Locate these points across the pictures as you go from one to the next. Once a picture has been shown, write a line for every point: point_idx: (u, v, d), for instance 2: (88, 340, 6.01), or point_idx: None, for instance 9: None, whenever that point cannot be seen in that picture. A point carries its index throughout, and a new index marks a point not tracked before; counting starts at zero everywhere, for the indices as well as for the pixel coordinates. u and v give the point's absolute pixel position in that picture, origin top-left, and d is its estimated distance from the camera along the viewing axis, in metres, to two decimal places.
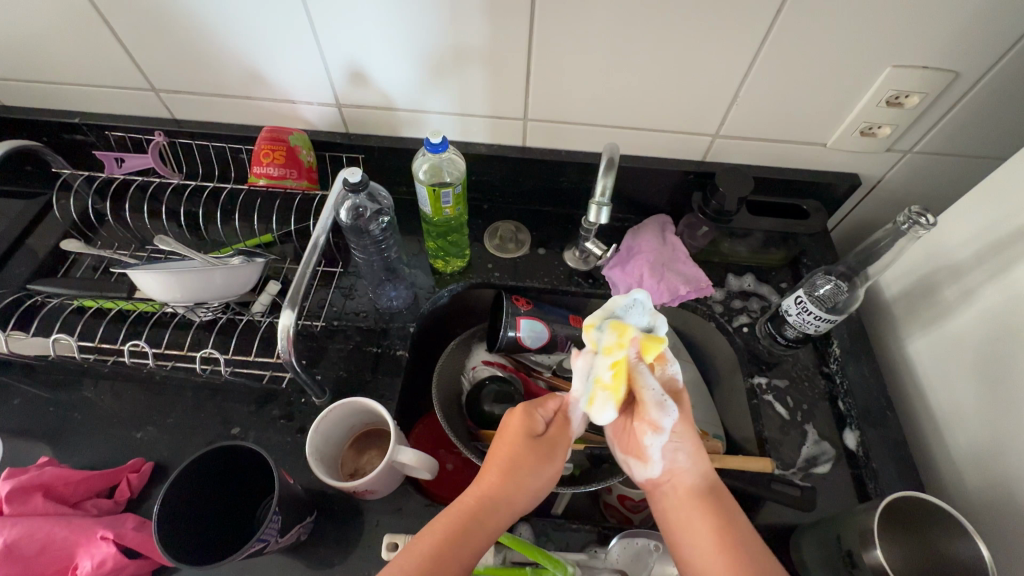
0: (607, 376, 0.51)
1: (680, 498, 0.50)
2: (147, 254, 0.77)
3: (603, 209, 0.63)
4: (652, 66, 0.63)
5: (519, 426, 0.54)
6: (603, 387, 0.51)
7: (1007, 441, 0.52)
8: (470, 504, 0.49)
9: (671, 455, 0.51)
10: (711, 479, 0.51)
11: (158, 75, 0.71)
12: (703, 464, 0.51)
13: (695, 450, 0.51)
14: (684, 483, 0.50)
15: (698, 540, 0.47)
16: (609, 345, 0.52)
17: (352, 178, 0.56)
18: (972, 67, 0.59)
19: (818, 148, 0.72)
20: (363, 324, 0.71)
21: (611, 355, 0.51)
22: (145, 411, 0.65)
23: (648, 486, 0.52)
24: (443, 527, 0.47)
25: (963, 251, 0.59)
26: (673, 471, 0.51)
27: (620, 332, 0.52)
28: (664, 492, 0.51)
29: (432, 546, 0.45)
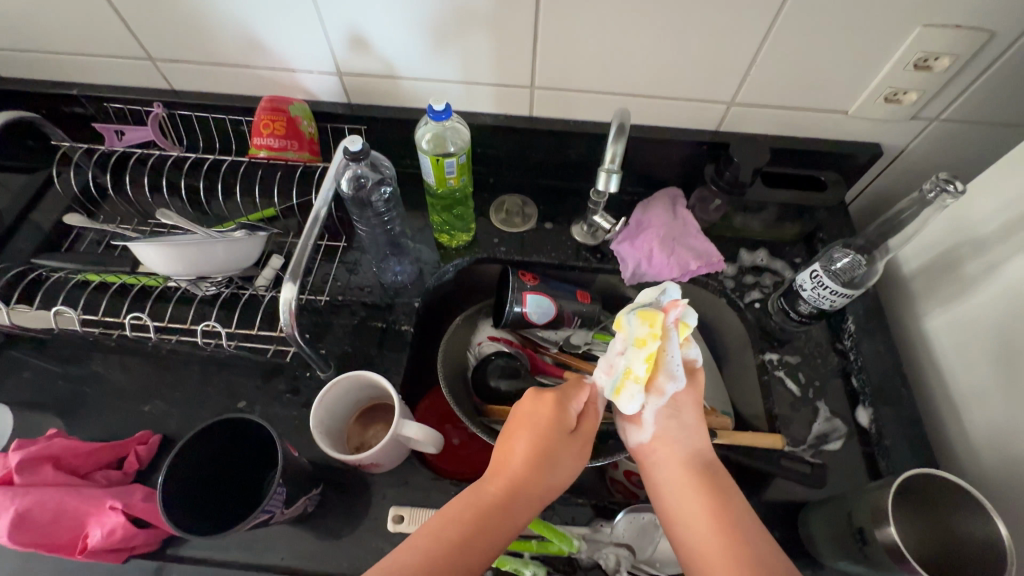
0: (639, 370, 0.51)
1: (674, 468, 0.49)
2: (150, 228, 0.76)
3: (613, 176, 0.60)
4: (666, 28, 0.60)
5: (551, 420, 0.51)
6: (634, 378, 0.51)
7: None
8: (496, 496, 0.47)
9: (666, 422, 0.51)
10: (708, 454, 0.50)
11: (153, 43, 0.69)
12: (701, 440, 0.51)
13: (693, 423, 0.52)
14: (680, 454, 0.50)
15: (693, 505, 0.47)
16: (642, 336, 0.51)
17: (353, 147, 0.54)
18: (1009, 26, 0.55)
19: (839, 116, 0.69)
20: (367, 299, 0.70)
21: (644, 347, 0.50)
22: (152, 384, 0.65)
23: (640, 454, 0.52)
24: (465, 519, 0.45)
25: (990, 224, 0.57)
26: (667, 439, 0.51)
27: (652, 323, 0.51)
28: (656, 459, 0.51)
29: (454, 540, 0.43)
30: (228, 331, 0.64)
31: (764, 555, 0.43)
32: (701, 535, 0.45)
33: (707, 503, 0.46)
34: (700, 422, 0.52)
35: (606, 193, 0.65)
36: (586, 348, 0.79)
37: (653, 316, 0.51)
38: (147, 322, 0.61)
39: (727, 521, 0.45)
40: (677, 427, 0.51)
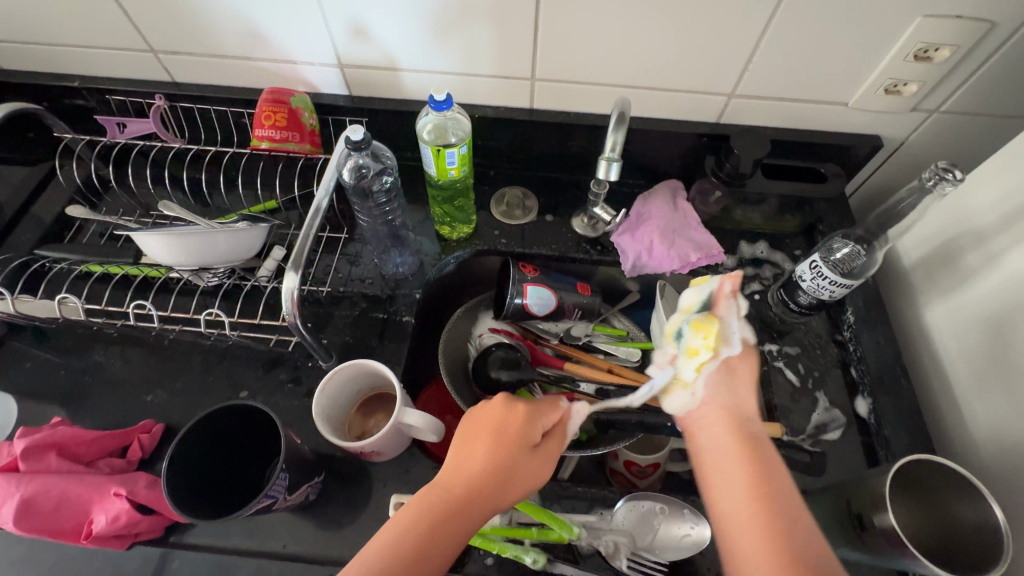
0: (688, 376, 0.53)
1: (719, 435, 0.49)
2: (152, 220, 0.77)
3: (613, 165, 0.60)
4: (666, 19, 0.60)
5: (515, 430, 0.51)
6: (683, 384, 0.53)
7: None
8: (451, 502, 0.46)
9: (722, 392, 0.51)
10: (757, 428, 0.49)
11: (154, 34, 0.69)
12: (752, 414, 0.50)
13: (747, 396, 0.51)
14: (728, 422, 0.49)
15: (735, 471, 0.45)
16: (695, 348, 0.53)
17: (354, 136, 0.54)
18: (1010, 16, 0.55)
19: (839, 108, 0.69)
20: (368, 290, 0.70)
21: (697, 357, 0.53)
22: (154, 374, 0.66)
23: (687, 424, 0.52)
24: (420, 526, 0.44)
25: (989, 214, 0.57)
26: (720, 406, 0.50)
27: (706, 334, 0.52)
28: (705, 422, 0.50)
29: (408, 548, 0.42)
30: (230, 321, 0.65)
31: (800, 524, 0.41)
32: (738, 501, 0.44)
33: (749, 472, 0.45)
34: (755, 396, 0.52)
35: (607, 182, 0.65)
36: (587, 341, 0.77)
37: (708, 328, 0.52)
38: (150, 312, 0.62)
39: (766, 491, 0.43)
40: (731, 398, 0.51)
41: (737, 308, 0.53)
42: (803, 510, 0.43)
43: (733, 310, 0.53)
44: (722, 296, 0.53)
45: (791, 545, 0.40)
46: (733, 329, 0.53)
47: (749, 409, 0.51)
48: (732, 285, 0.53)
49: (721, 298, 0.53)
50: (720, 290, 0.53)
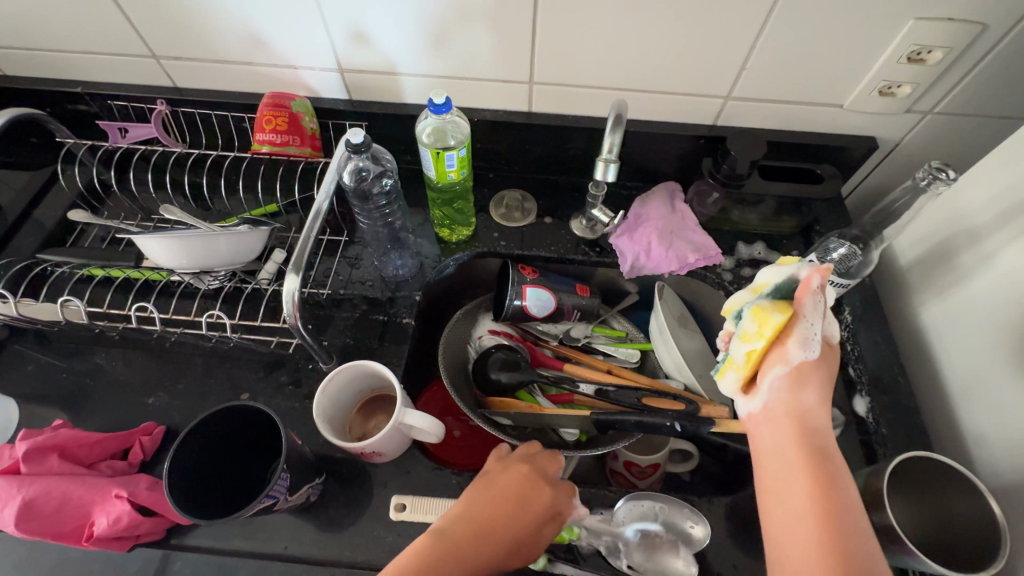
0: (739, 360, 0.49)
1: (779, 439, 0.46)
2: (153, 224, 0.77)
3: (611, 166, 0.61)
4: (662, 23, 0.61)
5: (534, 502, 0.51)
6: (734, 367, 0.49)
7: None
8: (451, 552, 0.45)
9: (785, 398, 0.47)
10: (825, 436, 0.45)
11: (157, 40, 0.70)
12: (820, 421, 0.46)
13: (817, 402, 0.46)
14: (791, 430, 0.46)
15: (794, 479, 0.44)
16: (747, 333, 0.48)
17: (355, 139, 0.54)
18: (1000, 19, 0.56)
19: (834, 110, 0.69)
20: (369, 293, 0.71)
21: (747, 343, 0.48)
22: (155, 377, 0.66)
23: (747, 422, 0.49)
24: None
25: (983, 214, 0.58)
26: (784, 411, 0.46)
27: (761, 321, 0.47)
28: (766, 425, 0.47)
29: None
30: (231, 323, 0.65)
31: (855, 539, 0.41)
32: (793, 511, 0.43)
33: (808, 486, 0.43)
34: (826, 399, 0.47)
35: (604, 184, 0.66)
36: (586, 342, 0.77)
37: (766, 316, 0.46)
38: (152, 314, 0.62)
39: (828, 511, 0.42)
40: (796, 402, 0.46)
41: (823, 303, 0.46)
42: (862, 529, 0.41)
43: (813, 306, 0.46)
44: (805, 289, 0.46)
45: (843, 561, 0.40)
46: (811, 326, 0.46)
47: (819, 415, 0.46)
48: (821, 278, 0.45)
49: (801, 290, 0.46)
50: (805, 281, 0.46)
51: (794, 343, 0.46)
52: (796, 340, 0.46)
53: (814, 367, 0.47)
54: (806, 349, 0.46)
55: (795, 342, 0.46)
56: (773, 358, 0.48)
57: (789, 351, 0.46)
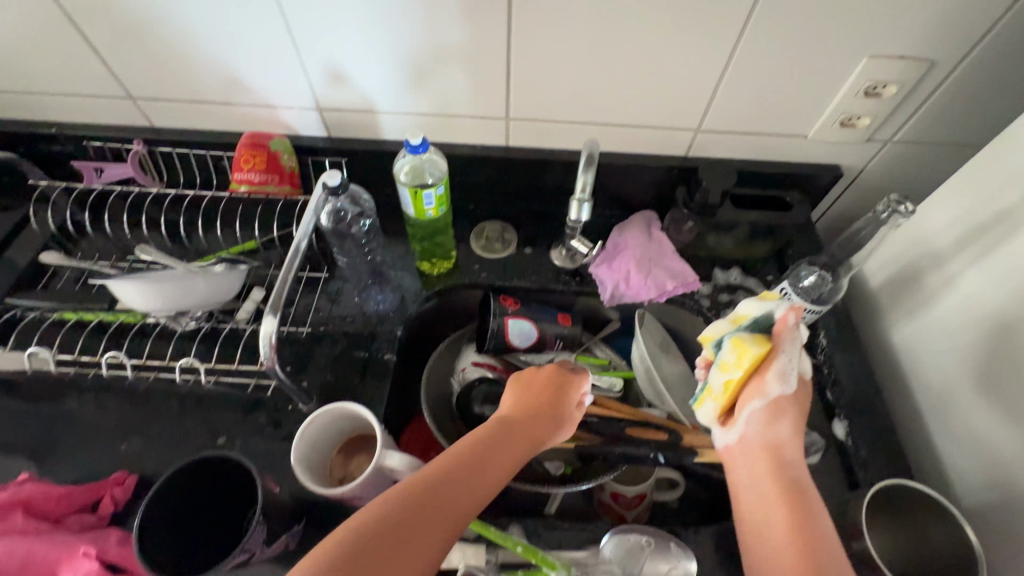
0: (717, 390, 0.50)
1: (755, 472, 0.48)
2: (128, 263, 0.75)
3: (585, 205, 0.63)
4: (630, 62, 0.63)
5: (568, 391, 0.58)
6: (712, 396, 0.51)
7: (1007, 421, 0.52)
8: (503, 430, 0.51)
9: (760, 430, 0.48)
10: (800, 469, 0.47)
11: (134, 82, 0.70)
12: (795, 453, 0.48)
13: (791, 435, 0.48)
14: (767, 463, 0.47)
15: (771, 511, 0.45)
16: (726, 363, 0.49)
17: (332, 181, 0.55)
18: (946, 55, 0.60)
19: (799, 140, 0.72)
20: (349, 329, 0.70)
21: (726, 373, 0.49)
22: (128, 423, 0.64)
23: (724, 453, 0.51)
24: (463, 476, 0.45)
25: (945, 238, 0.60)
26: (759, 442, 0.48)
27: (740, 353, 0.48)
28: (742, 459, 0.49)
29: (445, 495, 0.43)
30: (206, 367, 0.64)
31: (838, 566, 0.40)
32: (773, 543, 0.43)
33: (785, 517, 0.44)
34: (800, 434, 0.49)
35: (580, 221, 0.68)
36: None
37: (745, 348, 0.48)
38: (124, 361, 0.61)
39: (807, 541, 0.42)
40: (772, 436, 0.48)
41: (799, 338, 0.49)
42: (845, 558, 0.41)
43: (790, 342, 0.48)
44: (782, 325, 0.48)
45: None
46: (788, 361, 0.48)
47: (793, 449, 0.48)
48: (796, 317, 0.48)
49: (778, 326, 0.48)
50: (782, 317, 0.49)
51: (772, 377, 0.47)
52: (773, 373, 0.48)
53: (788, 401, 0.49)
54: (782, 384, 0.48)
55: (771, 375, 0.48)
56: (750, 391, 0.49)
57: (765, 384, 0.48)
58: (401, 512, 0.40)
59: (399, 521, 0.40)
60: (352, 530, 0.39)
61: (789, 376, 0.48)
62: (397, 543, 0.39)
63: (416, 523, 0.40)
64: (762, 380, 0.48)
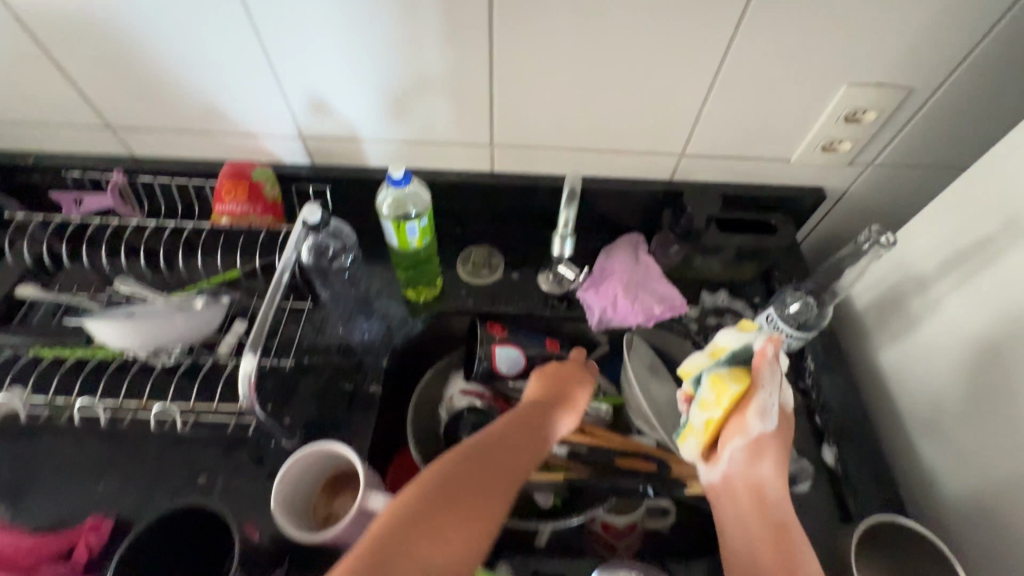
0: (699, 427, 0.53)
1: (741, 514, 0.51)
2: (108, 296, 0.74)
3: (568, 240, 0.67)
4: (613, 90, 0.63)
5: (578, 386, 0.65)
6: (694, 433, 0.53)
7: (996, 448, 0.53)
8: (524, 419, 0.57)
9: (742, 470, 0.51)
10: (783, 508, 0.50)
11: (113, 112, 0.70)
12: (778, 492, 0.50)
13: (774, 473, 0.50)
14: (751, 505, 0.50)
15: (758, 556, 0.48)
16: (706, 401, 0.52)
17: (312, 218, 0.54)
18: (924, 83, 0.61)
19: (783, 164, 0.72)
20: (334, 360, 0.69)
21: (706, 411, 0.52)
22: (105, 464, 0.62)
23: (709, 491, 0.54)
24: (496, 455, 0.51)
25: (927, 263, 0.60)
26: (742, 482, 0.51)
27: (719, 392, 0.51)
28: (727, 499, 0.52)
29: (483, 472, 0.49)
30: (183, 406, 0.62)
31: None
32: None
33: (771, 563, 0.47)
34: (783, 470, 0.51)
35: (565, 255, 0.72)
36: None
37: (723, 387, 0.50)
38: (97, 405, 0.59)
39: None
40: (754, 475, 0.51)
41: (776, 373, 0.51)
42: None
43: (768, 377, 0.50)
44: (761, 358, 0.50)
45: None
46: (768, 397, 0.50)
47: (776, 488, 0.50)
48: (773, 349, 0.50)
49: (757, 359, 0.50)
50: (760, 351, 0.51)
51: (752, 415, 0.50)
52: (753, 411, 0.50)
53: (770, 438, 0.51)
54: (762, 420, 0.50)
55: (751, 412, 0.50)
56: (732, 429, 0.51)
57: (746, 422, 0.50)
58: (449, 485, 0.46)
59: (449, 492, 0.45)
60: (409, 503, 0.44)
61: (769, 413, 0.50)
62: (452, 509, 0.45)
63: (464, 493, 0.46)
64: (743, 417, 0.51)
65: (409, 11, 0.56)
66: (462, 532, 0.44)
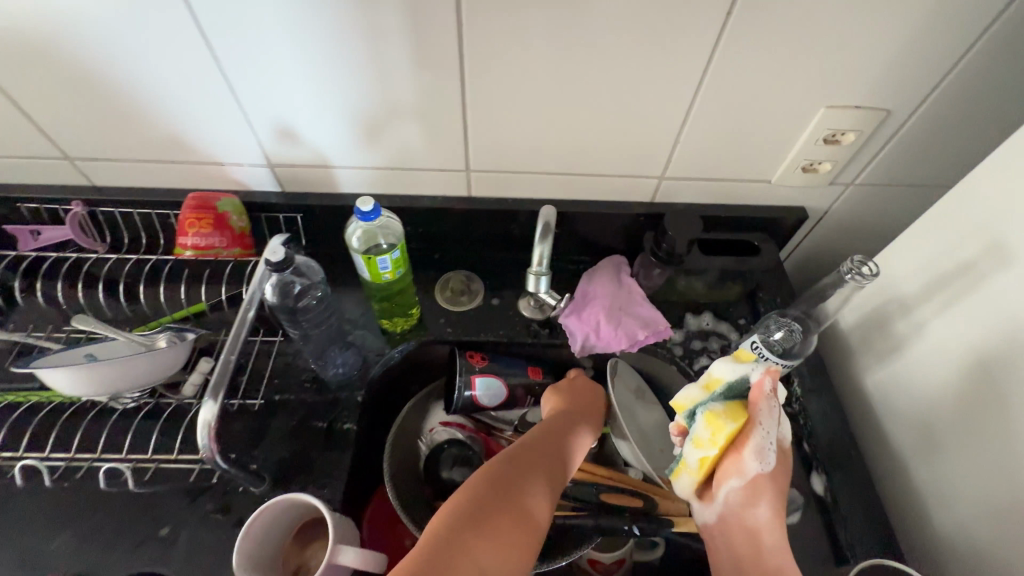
0: (693, 464, 0.52)
1: (734, 556, 0.50)
2: (66, 334, 0.71)
3: (541, 279, 0.67)
4: (589, 113, 0.62)
5: (590, 396, 0.67)
6: (688, 470, 0.52)
7: (985, 481, 0.51)
8: (546, 430, 0.59)
9: (736, 510, 0.50)
10: (779, 556, 0.48)
11: (69, 143, 0.66)
12: (774, 539, 0.48)
13: (770, 517, 0.49)
14: (745, 548, 0.49)
15: None
16: (701, 439, 0.50)
17: (274, 257, 0.52)
18: (901, 105, 0.60)
19: (764, 184, 0.71)
20: (308, 398, 0.66)
21: (701, 450, 0.50)
22: (59, 517, 0.58)
23: (705, 530, 0.53)
24: (534, 462, 0.53)
25: (910, 285, 0.59)
26: (736, 523, 0.50)
27: (715, 431, 0.49)
28: (721, 539, 0.51)
29: (524, 477, 0.50)
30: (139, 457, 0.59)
31: None
32: None
33: None
34: (780, 514, 0.49)
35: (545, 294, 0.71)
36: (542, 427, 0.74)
37: (719, 426, 0.48)
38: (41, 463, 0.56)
39: None
40: (749, 518, 0.49)
41: (775, 409, 0.49)
42: None
43: (767, 414, 0.48)
44: (759, 393, 0.49)
45: None
46: (767, 435, 0.48)
47: (773, 532, 0.48)
48: (771, 383, 0.49)
49: (755, 393, 0.49)
50: (757, 384, 0.49)
51: (748, 455, 0.48)
52: (749, 450, 0.49)
53: (767, 479, 0.49)
54: (759, 460, 0.49)
55: (748, 451, 0.49)
56: (728, 467, 0.50)
57: (742, 461, 0.49)
58: (494, 490, 0.48)
59: (494, 497, 0.47)
60: (455, 510, 0.46)
61: (766, 452, 0.49)
62: (499, 512, 0.46)
63: (510, 497, 0.48)
64: (738, 456, 0.50)
65: (377, 36, 0.54)
66: (511, 535, 0.45)
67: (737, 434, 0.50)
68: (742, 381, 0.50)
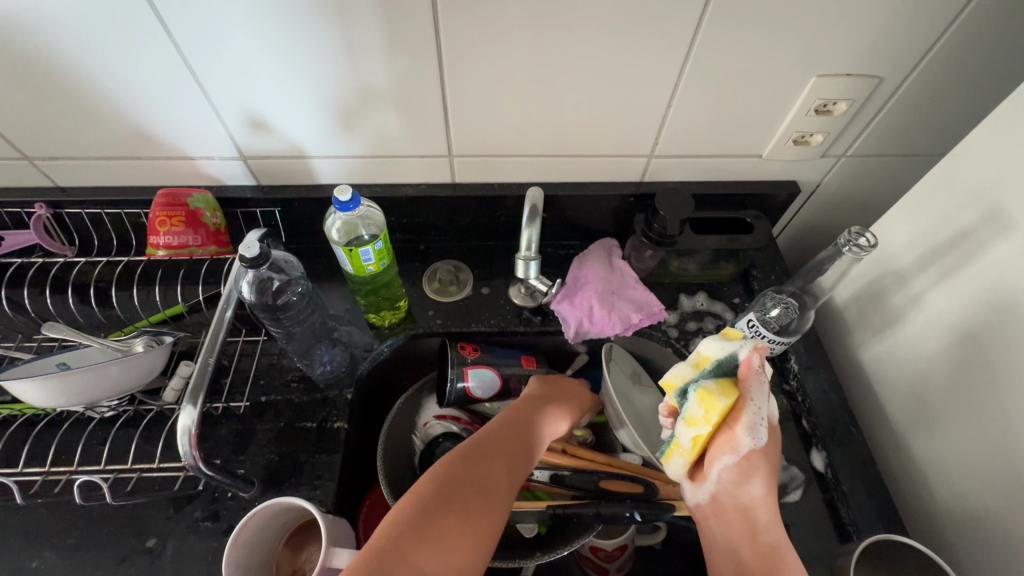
0: (686, 444, 0.50)
1: (729, 536, 0.50)
2: (38, 344, 0.68)
3: (530, 264, 0.65)
4: (574, 91, 0.59)
5: (565, 389, 0.67)
6: (680, 452, 0.51)
7: (987, 457, 0.50)
8: (514, 419, 0.57)
9: (729, 491, 0.49)
10: (773, 532, 0.48)
11: (26, 142, 0.63)
12: (768, 516, 0.48)
13: (763, 495, 0.48)
14: (740, 528, 0.49)
15: None
16: (694, 418, 0.48)
17: (249, 253, 0.49)
18: (893, 71, 0.58)
19: (754, 159, 0.70)
20: (295, 397, 0.64)
21: (694, 428, 0.48)
22: (39, 534, 0.56)
23: (697, 511, 0.52)
24: (487, 454, 0.51)
25: (906, 257, 0.58)
26: (729, 502, 0.50)
27: (708, 408, 0.47)
28: (715, 521, 0.50)
29: (475, 471, 0.49)
30: (119, 467, 0.56)
31: None
32: None
33: None
34: (772, 491, 0.48)
35: (534, 277, 0.69)
36: None
37: (712, 403, 0.47)
38: (14, 479, 0.53)
39: None
40: (743, 497, 0.49)
41: (764, 382, 0.48)
42: None
43: (757, 388, 0.47)
44: (748, 369, 0.48)
45: None
46: (758, 409, 0.48)
47: (766, 509, 0.48)
48: (759, 358, 0.48)
49: (744, 370, 0.48)
50: (745, 361, 0.48)
51: (741, 431, 0.47)
52: (742, 426, 0.48)
53: (759, 456, 0.48)
54: (752, 436, 0.48)
55: (740, 427, 0.48)
56: (721, 445, 0.49)
57: (735, 438, 0.48)
58: (440, 493, 0.45)
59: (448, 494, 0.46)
60: (399, 516, 0.43)
61: (758, 428, 0.48)
62: (444, 513, 0.44)
63: (457, 495, 0.46)
64: (731, 433, 0.48)
65: (347, 17, 0.51)
66: (458, 539, 0.43)
67: (729, 410, 0.48)
68: (731, 356, 0.49)
